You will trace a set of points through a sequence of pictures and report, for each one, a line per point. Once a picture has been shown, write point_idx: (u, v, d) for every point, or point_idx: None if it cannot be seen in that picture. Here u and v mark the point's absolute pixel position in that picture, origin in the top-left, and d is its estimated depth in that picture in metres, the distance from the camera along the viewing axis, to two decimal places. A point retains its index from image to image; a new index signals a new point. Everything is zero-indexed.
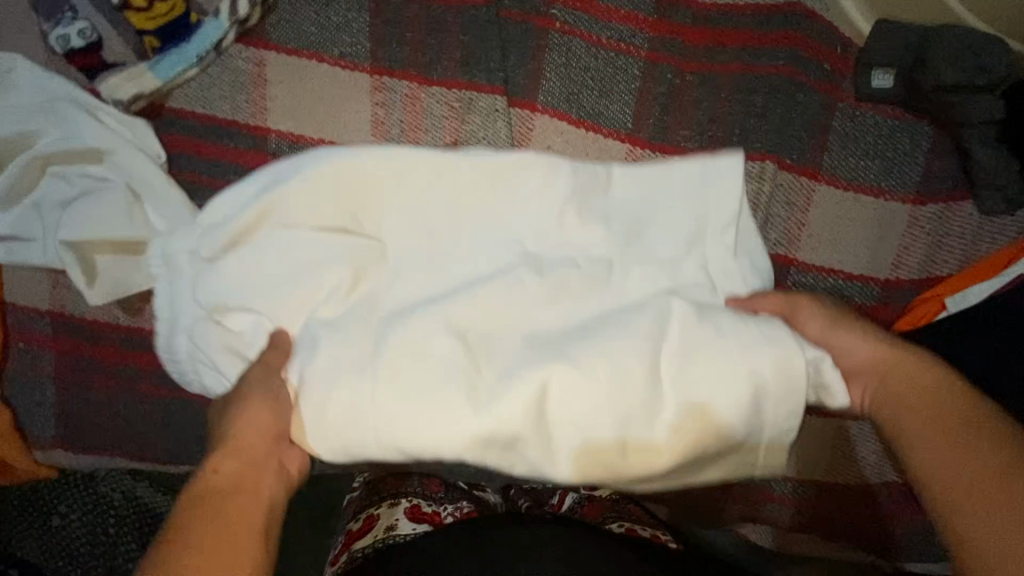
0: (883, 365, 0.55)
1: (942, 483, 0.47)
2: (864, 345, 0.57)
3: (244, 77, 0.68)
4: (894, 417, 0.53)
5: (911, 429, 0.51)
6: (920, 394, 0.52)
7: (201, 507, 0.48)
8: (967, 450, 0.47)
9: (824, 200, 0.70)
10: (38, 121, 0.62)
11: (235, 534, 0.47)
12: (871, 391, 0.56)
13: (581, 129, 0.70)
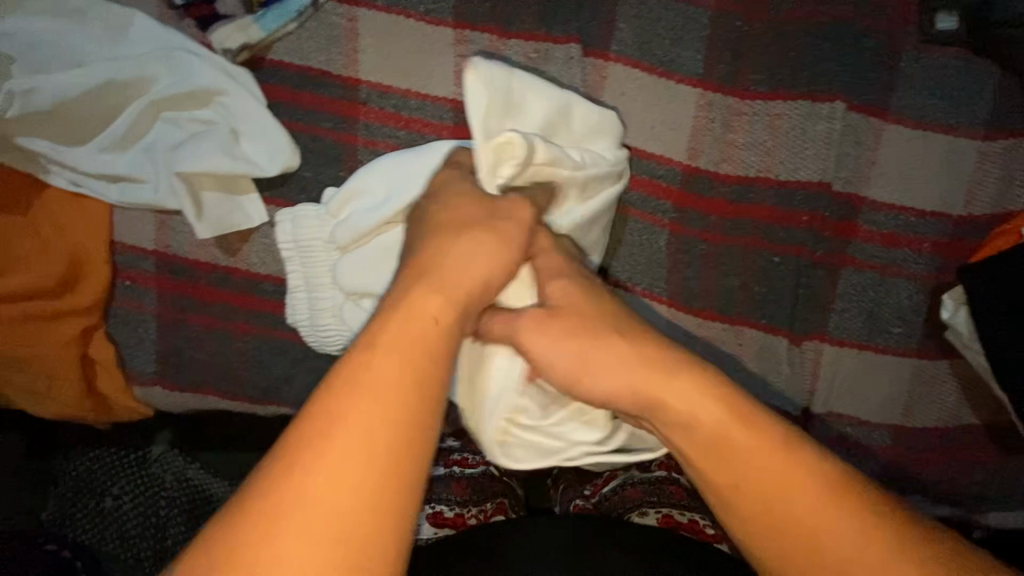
0: (716, 435, 0.49)
1: (780, 547, 0.47)
2: (691, 393, 0.51)
3: (337, 31, 0.72)
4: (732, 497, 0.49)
5: (751, 518, 0.48)
6: (721, 456, 0.49)
7: (391, 354, 0.43)
8: (809, 531, 0.46)
9: (894, 139, 0.72)
10: (155, 68, 0.66)
11: (389, 414, 0.41)
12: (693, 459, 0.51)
13: (653, 76, 0.73)
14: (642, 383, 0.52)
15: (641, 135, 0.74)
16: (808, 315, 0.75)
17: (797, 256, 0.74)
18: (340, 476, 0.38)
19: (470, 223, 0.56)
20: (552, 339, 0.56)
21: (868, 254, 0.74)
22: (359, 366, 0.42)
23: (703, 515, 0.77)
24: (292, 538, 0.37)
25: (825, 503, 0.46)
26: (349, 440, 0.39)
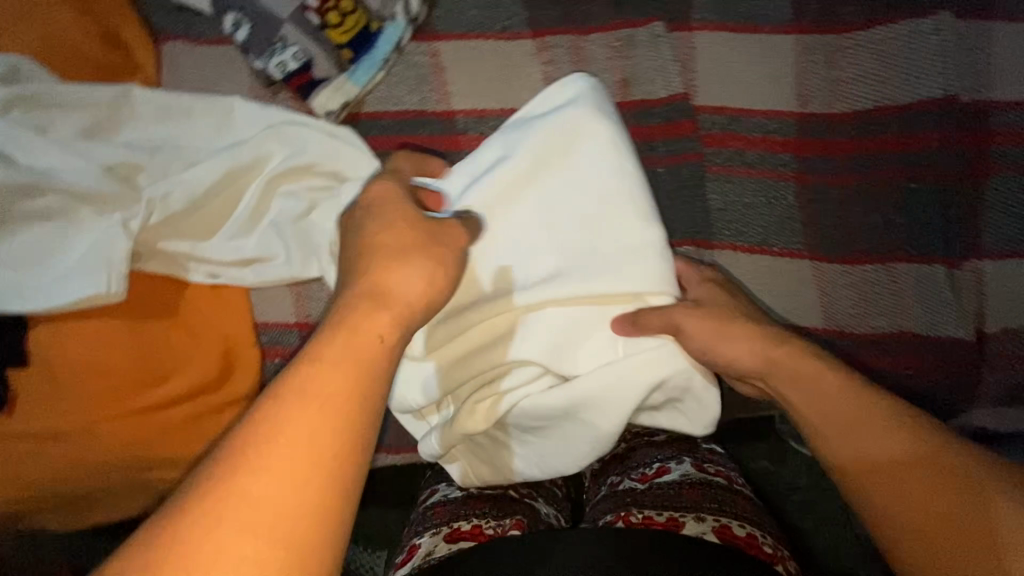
0: (794, 373, 0.62)
1: (902, 509, 0.54)
2: (805, 374, 0.61)
3: (424, 70, 0.73)
4: (822, 424, 0.60)
5: (831, 436, 0.60)
6: (849, 420, 0.58)
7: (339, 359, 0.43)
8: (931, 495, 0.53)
9: (1004, 40, 0.71)
10: (267, 146, 0.68)
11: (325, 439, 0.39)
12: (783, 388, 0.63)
13: (744, 34, 0.72)
14: (770, 354, 0.62)
15: (743, 97, 0.72)
16: (958, 235, 0.72)
17: (935, 178, 0.71)
18: (257, 511, 0.36)
19: (396, 254, 0.51)
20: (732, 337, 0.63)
21: (1006, 158, 0.71)
22: (304, 392, 0.40)
23: (766, 531, 0.69)
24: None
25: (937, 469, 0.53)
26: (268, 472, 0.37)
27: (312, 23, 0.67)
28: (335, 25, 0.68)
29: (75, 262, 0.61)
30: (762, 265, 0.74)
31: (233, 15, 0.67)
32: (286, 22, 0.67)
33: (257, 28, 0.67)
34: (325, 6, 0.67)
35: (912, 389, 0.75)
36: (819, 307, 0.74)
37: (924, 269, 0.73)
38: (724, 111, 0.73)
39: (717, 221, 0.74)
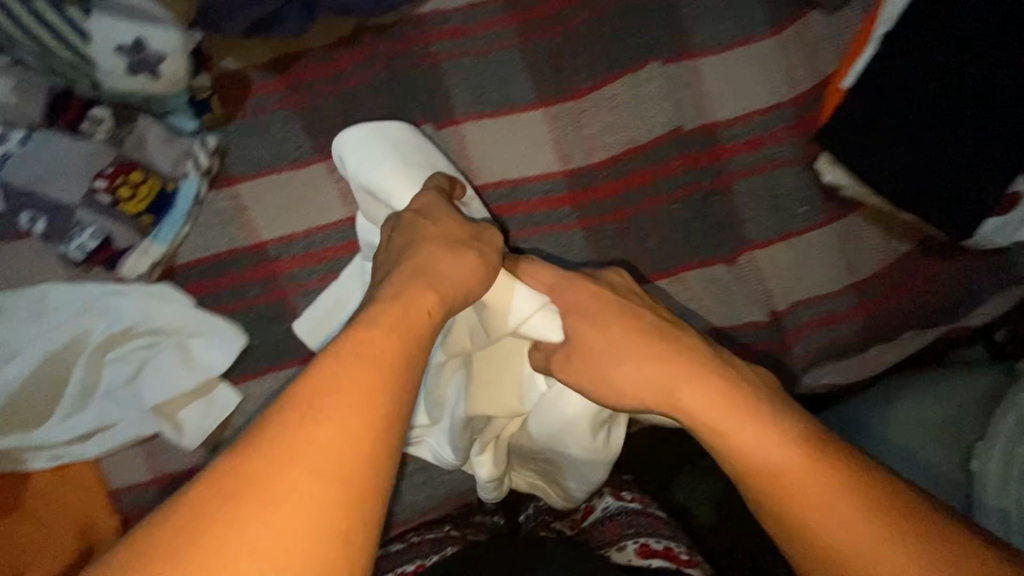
0: (702, 384, 0.55)
1: (810, 544, 0.47)
2: (694, 391, 0.55)
3: (227, 213, 0.79)
4: (727, 434, 0.52)
5: (747, 447, 0.50)
6: (760, 430, 0.50)
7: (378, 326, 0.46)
8: (843, 534, 0.45)
9: (712, 69, 0.82)
10: (85, 322, 0.72)
11: (380, 372, 0.43)
12: (694, 400, 0.55)
13: (499, 117, 0.83)
14: (665, 375, 0.57)
15: (515, 168, 0.83)
16: (727, 235, 0.83)
17: (692, 194, 0.82)
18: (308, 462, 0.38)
19: (450, 243, 0.60)
20: (620, 346, 0.61)
21: (743, 163, 0.82)
22: (352, 350, 0.43)
23: (681, 543, 0.72)
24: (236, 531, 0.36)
25: (849, 505, 0.45)
26: (315, 425, 0.39)
27: (105, 201, 0.73)
28: (128, 198, 0.74)
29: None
30: None
31: (28, 211, 0.72)
32: (78, 207, 0.72)
33: (53, 218, 0.72)
34: (114, 183, 0.73)
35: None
36: None
37: (711, 272, 0.83)
38: (503, 184, 0.82)
39: None
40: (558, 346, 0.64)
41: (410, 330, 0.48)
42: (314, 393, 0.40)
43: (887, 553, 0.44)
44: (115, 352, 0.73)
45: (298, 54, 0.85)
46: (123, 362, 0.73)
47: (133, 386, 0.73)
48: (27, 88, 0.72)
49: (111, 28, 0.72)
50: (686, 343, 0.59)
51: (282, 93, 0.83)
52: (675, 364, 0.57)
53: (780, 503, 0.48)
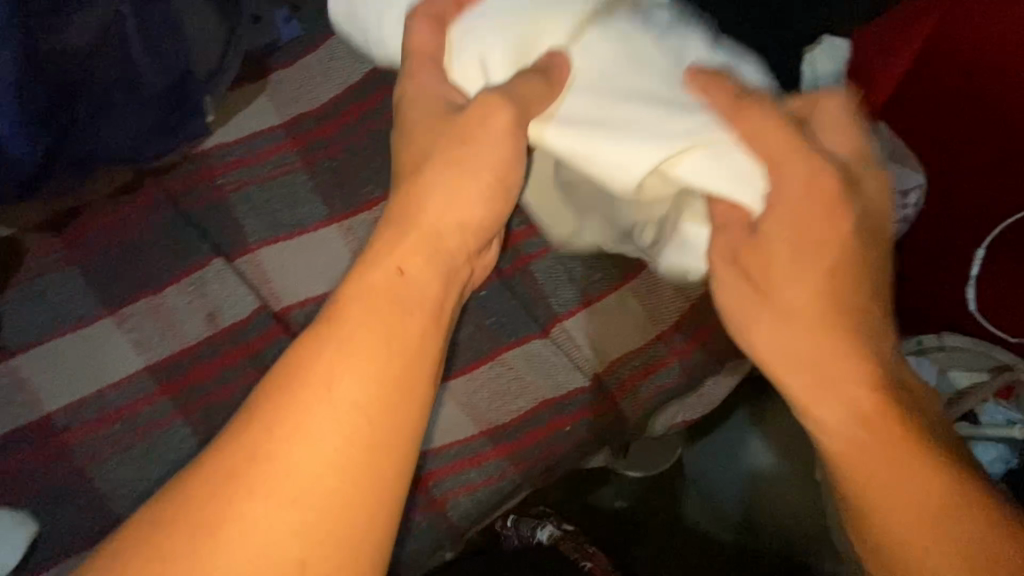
0: (819, 340, 0.57)
1: (871, 499, 0.55)
2: (833, 353, 0.57)
3: (8, 389, 0.76)
4: (812, 397, 0.58)
5: (836, 407, 0.56)
6: (852, 391, 0.56)
7: (365, 319, 0.51)
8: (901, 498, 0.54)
9: None
10: None
11: (386, 378, 0.50)
12: (807, 350, 0.58)
13: (292, 239, 0.84)
14: (810, 321, 0.58)
15: (317, 285, 0.82)
16: (535, 312, 0.87)
17: (495, 280, 0.87)
18: (304, 473, 0.46)
19: (453, 180, 0.58)
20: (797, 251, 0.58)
21: (535, 244, 0.88)
22: (353, 345, 0.50)
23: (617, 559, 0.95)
24: (256, 513, 0.44)
25: (912, 472, 0.54)
26: (318, 433, 0.47)
27: None
28: None
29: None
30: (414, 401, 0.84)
31: None
32: None
33: None
34: None
35: (576, 441, 0.86)
36: (466, 419, 0.84)
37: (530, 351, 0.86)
38: (308, 302, 0.82)
39: None
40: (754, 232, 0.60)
41: (404, 329, 0.52)
42: (323, 388, 0.48)
43: (937, 524, 0.52)
44: None
45: (77, 210, 0.84)
46: None
47: None
48: None
49: None
50: (813, 238, 0.57)
51: (63, 250, 0.82)
52: (788, 317, 0.59)
53: (860, 466, 0.55)
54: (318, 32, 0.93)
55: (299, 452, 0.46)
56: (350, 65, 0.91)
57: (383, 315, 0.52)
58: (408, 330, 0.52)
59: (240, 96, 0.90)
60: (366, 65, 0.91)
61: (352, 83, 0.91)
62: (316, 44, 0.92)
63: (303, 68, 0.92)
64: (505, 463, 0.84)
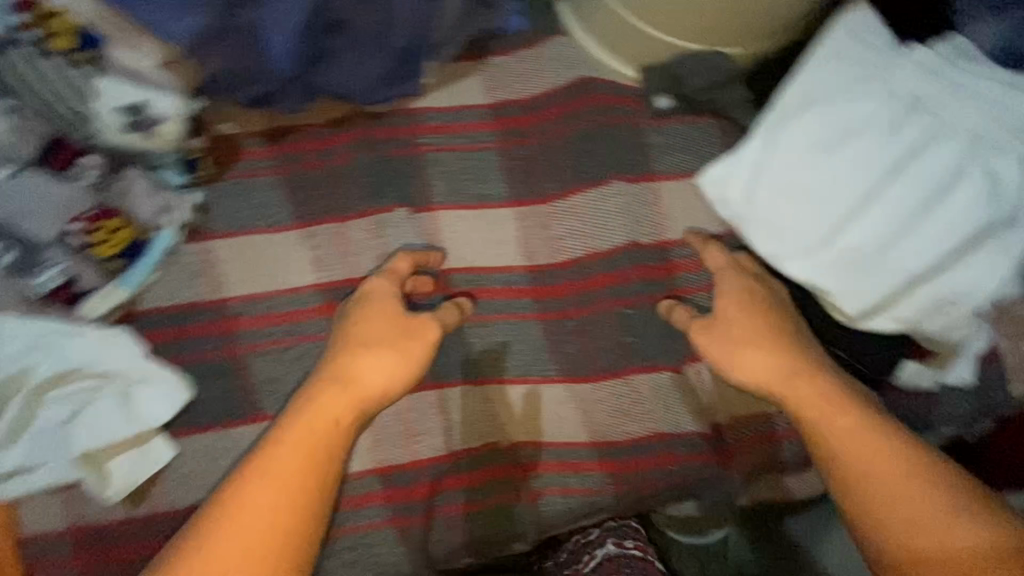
0: (782, 379, 0.73)
1: (874, 516, 0.63)
2: (821, 406, 0.70)
3: (197, 265, 0.83)
4: (825, 443, 0.68)
5: (838, 451, 0.67)
6: (849, 438, 0.67)
7: (351, 371, 0.72)
8: (908, 514, 0.61)
9: (671, 190, 0.90)
10: (33, 359, 0.73)
11: (326, 431, 0.68)
12: (766, 371, 0.74)
13: (472, 210, 0.89)
14: (773, 380, 0.73)
15: (481, 258, 0.88)
16: (677, 346, 0.87)
17: (647, 302, 0.88)
18: (257, 503, 0.63)
19: (384, 342, 0.74)
20: (755, 342, 0.75)
21: (693, 281, 0.89)
22: (303, 417, 0.68)
23: None
24: (231, 527, 0.62)
25: (900, 479, 0.63)
26: (274, 477, 0.64)
27: (80, 243, 0.75)
28: (102, 242, 0.77)
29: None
30: (536, 392, 0.86)
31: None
32: (51, 245, 0.74)
33: (22, 254, 0.74)
34: (93, 227, 0.76)
35: (682, 479, 0.87)
36: (581, 423, 0.85)
37: (638, 390, 0.86)
38: (471, 270, 0.88)
39: (482, 368, 0.86)
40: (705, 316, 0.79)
41: (382, 384, 0.72)
42: (277, 441, 0.67)
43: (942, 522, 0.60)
44: (52, 390, 0.73)
45: (291, 129, 0.91)
46: (62, 402, 0.73)
47: (67, 430, 0.72)
48: (23, 131, 0.73)
49: (114, 88, 0.73)
50: (756, 315, 0.76)
51: (270, 160, 0.89)
52: (766, 351, 0.74)
53: (874, 514, 0.63)
54: (544, 31, 0.99)
55: (257, 492, 0.63)
56: (562, 69, 0.96)
57: (338, 372, 0.72)
58: (404, 350, 0.74)
59: (457, 66, 0.96)
60: (576, 72, 0.96)
61: (560, 84, 0.95)
62: (537, 42, 0.98)
63: (518, 59, 0.97)
64: (603, 479, 0.86)
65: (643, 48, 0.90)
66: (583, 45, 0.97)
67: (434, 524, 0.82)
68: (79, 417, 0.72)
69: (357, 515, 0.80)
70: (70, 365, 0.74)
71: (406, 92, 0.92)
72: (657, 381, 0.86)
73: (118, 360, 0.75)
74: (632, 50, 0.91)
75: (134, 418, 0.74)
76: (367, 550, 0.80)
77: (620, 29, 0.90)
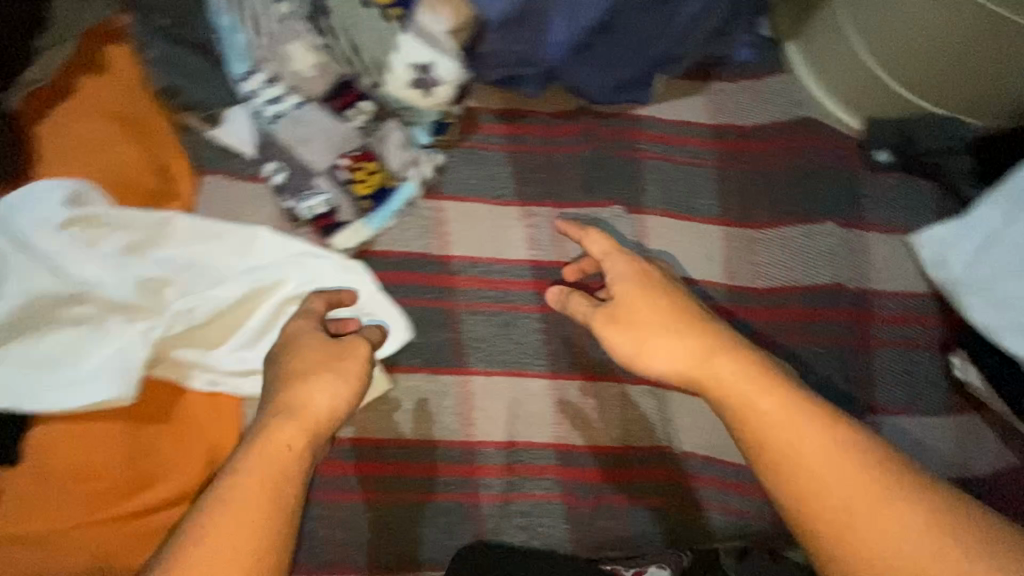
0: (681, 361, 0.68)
1: (790, 485, 0.59)
2: (774, 407, 0.61)
3: (428, 221, 0.89)
4: (788, 468, 0.59)
5: (793, 477, 0.59)
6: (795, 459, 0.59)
7: (285, 436, 0.60)
8: (822, 494, 0.57)
9: (880, 242, 0.92)
10: (286, 273, 0.78)
11: (269, 493, 0.57)
12: (673, 357, 0.68)
13: (683, 221, 0.92)
14: (688, 360, 0.67)
15: (685, 268, 0.91)
16: (856, 395, 0.89)
17: (838, 345, 0.89)
18: (247, 509, 0.55)
19: (323, 362, 0.67)
20: (671, 342, 0.69)
21: (888, 334, 0.90)
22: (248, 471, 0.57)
23: None
24: (217, 545, 0.52)
25: (826, 459, 0.58)
26: (250, 496, 0.55)
27: (344, 177, 0.82)
28: (361, 182, 0.83)
29: (109, 363, 0.67)
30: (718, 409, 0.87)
31: (276, 163, 0.81)
32: (321, 175, 0.81)
33: (294, 176, 0.81)
34: (356, 166, 0.83)
35: None
36: None
37: None
38: (670, 276, 0.90)
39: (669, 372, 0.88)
40: (606, 306, 0.74)
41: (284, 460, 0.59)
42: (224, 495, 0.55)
43: (881, 500, 0.56)
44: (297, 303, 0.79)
45: (525, 111, 0.97)
46: None
47: None
48: (325, 68, 0.80)
49: (413, 46, 0.79)
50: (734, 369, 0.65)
51: (503, 138, 0.95)
52: (681, 344, 0.68)
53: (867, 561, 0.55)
54: (771, 68, 1.01)
55: (218, 521, 0.53)
56: (786, 105, 0.99)
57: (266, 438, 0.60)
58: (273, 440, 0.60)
59: (685, 81, 0.99)
60: (799, 111, 0.99)
61: (783, 119, 0.98)
62: (765, 74, 1.01)
63: (743, 86, 1.00)
64: (760, 506, 0.87)
65: (875, 96, 0.93)
66: (807, 86, 1.00)
67: (599, 509, 0.84)
68: None
69: (534, 484, 0.83)
70: (315, 285, 0.79)
71: (637, 100, 0.96)
72: None
73: (355, 290, 0.80)
74: (864, 96, 0.94)
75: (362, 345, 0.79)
76: (536, 518, 0.83)
77: (857, 74, 0.93)
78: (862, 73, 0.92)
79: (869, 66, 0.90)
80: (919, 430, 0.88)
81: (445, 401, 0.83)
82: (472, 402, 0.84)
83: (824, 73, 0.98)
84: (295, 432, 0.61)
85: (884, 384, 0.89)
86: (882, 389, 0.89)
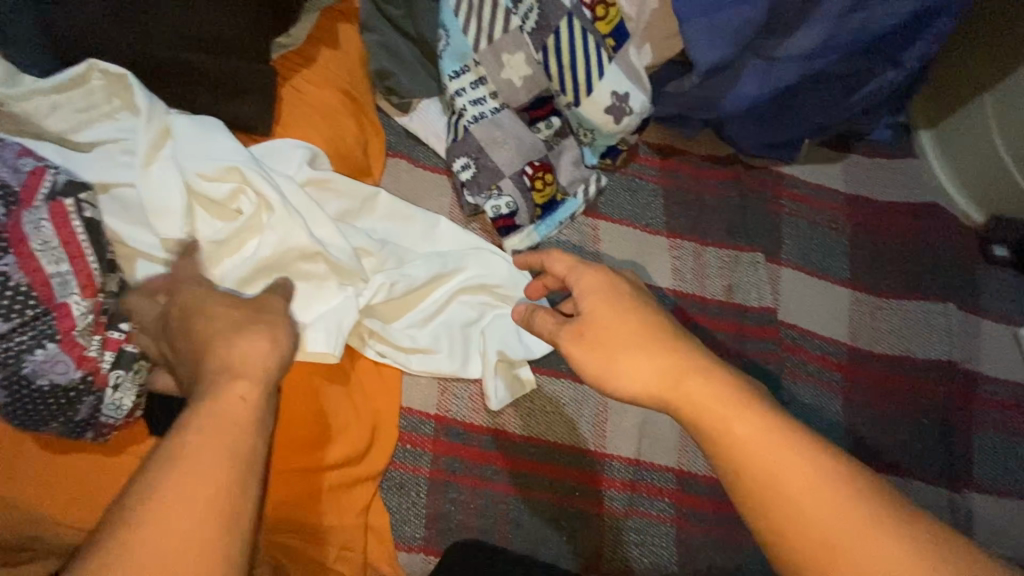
0: (661, 382, 0.52)
1: (765, 508, 0.46)
2: (747, 424, 0.48)
3: (585, 237, 0.94)
4: (761, 498, 0.46)
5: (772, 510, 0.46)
6: (768, 488, 0.46)
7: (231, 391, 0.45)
8: (820, 532, 0.44)
9: (989, 331, 1.00)
10: (462, 264, 0.81)
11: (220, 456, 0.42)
12: (655, 372, 0.53)
13: (815, 278, 0.99)
14: (660, 381, 0.52)
15: (810, 322, 0.97)
16: (958, 469, 0.93)
17: (943, 419, 0.94)
18: (190, 497, 0.40)
19: (243, 328, 0.52)
20: (632, 359, 0.54)
21: (988, 417, 0.96)
22: (193, 433, 0.42)
23: None
24: (158, 538, 0.38)
25: (811, 488, 0.45)
26: (181, 478, 0.40)
27: (526, 183, 0.86)
28: (539, 190, 0.87)
29: (326, 318, 0.71)
30: None
31: (467, 158, 0.85)
32: (506, 178, 0.86)
33: (481, 174, 0.85)
34: (537, 175, 0.87)
35: None
36: None
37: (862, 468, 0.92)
38: (796, 328, 0.96)
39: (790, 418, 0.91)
40: (570, 321, 0.59)
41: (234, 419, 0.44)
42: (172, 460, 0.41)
43: (859, 526, 0.43)
44: (466, 293, 0.82)
45: (681, 149, 1.02)
46: (470, 306, 0.83)
47: (466, 331, 0.82)
48: (532, 81, 0.85)
49: (616, 77, 0.85)
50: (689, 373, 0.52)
51: (657, 171, 1.00)
52: (632, 355, 0.54)
53: None
54: (905, 151, 1.08)
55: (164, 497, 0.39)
56: (916, 188, 1.06)
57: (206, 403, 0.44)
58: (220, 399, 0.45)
59: (826, 150, 1.06)
60: (930, 197, 1.05)
61: (914, 201, 1.04)
62: (899, 155, 1.08)
63: (877, 163, 1.07)
64: None
65: (1007, 192, 0.99)
66: (937, 171, 1.06)
67: (706, 538, 0.86)
68: (479, 323, 0.83)
69: (651, 505, 0.86)
70: (485, 279, 0.82)
71: (783, 158, 1.01)
72: (938, 493, 0.92)
73: (519, 291, 0.83)
74: (997, 191, 1.00)
75: (521, 343, 0.82)
76: (648, 537, 0.85)
77: (996, 169, 0.99)
78: (1002, 169, 0.98)
79: (1009, 165, 0.97)
80: (1009, 512, 0.93)
81: (584, 410, 0.87)
82: (608, 415, 0.87)
83: (954, 162, 1.04)
84: (251, 384, 0.46)
85: (980, 462, 0.94)
86: (979, 467, 0.94)
